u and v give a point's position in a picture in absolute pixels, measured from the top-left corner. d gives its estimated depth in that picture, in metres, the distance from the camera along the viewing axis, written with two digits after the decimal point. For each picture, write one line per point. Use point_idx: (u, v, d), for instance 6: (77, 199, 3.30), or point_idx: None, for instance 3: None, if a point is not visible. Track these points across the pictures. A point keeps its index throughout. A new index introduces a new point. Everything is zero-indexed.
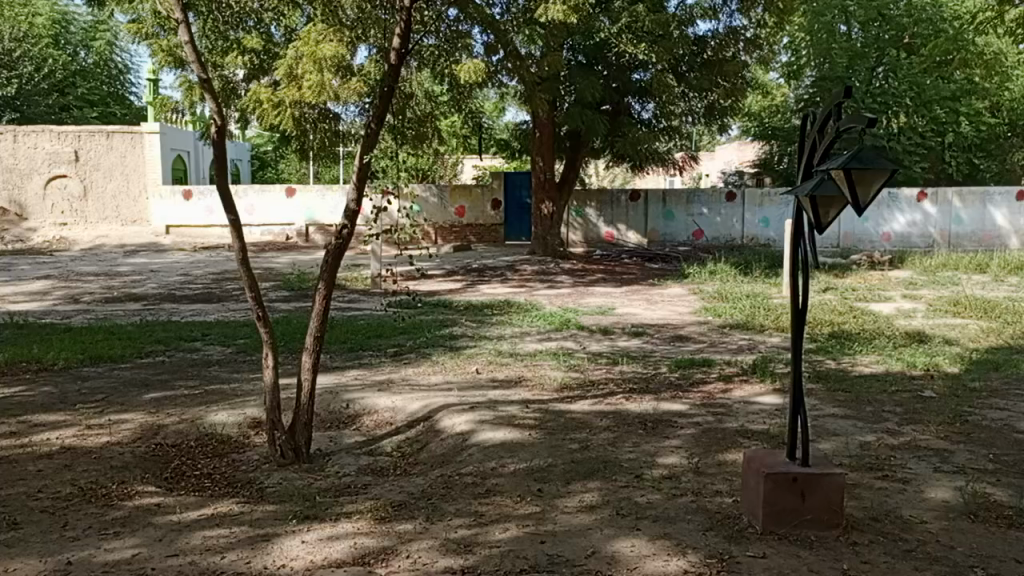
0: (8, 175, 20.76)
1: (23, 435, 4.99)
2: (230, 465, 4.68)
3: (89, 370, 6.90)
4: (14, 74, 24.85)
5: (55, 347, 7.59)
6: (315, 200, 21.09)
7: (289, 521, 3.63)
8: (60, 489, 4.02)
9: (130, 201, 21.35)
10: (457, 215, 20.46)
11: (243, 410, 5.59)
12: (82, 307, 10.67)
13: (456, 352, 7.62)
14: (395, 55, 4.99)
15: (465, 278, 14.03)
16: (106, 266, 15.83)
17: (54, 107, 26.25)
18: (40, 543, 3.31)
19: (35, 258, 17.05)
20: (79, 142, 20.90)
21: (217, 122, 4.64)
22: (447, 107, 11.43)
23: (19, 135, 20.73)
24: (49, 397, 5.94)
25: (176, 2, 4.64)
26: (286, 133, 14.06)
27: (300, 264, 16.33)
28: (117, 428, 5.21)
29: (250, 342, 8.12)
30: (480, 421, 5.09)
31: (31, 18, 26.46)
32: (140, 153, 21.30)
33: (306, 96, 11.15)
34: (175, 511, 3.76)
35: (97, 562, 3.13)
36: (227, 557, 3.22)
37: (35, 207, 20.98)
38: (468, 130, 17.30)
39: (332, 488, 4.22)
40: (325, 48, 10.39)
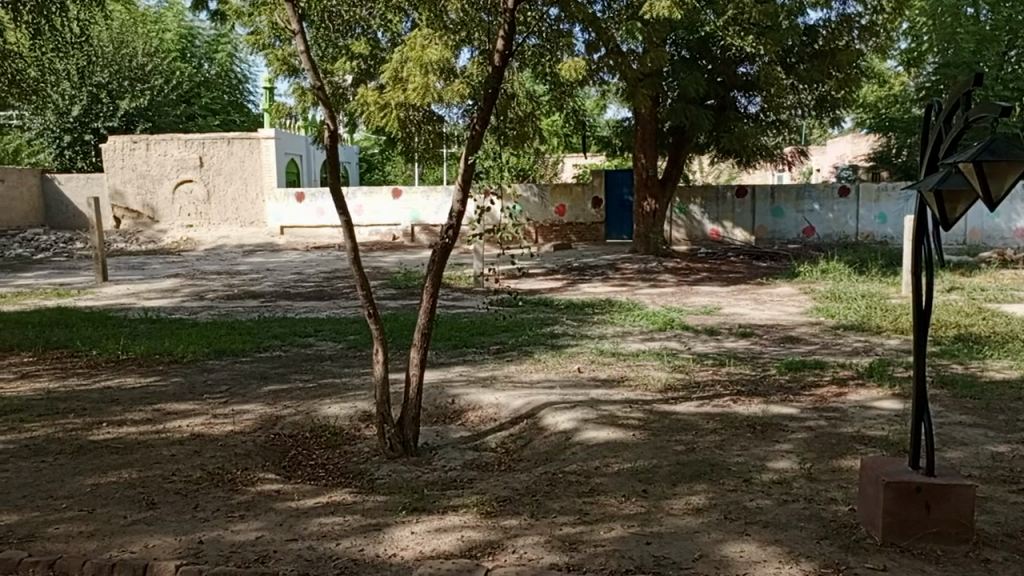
0: (142, 180, 22.49)
1: (157, 422, 5.37)
2: (343, 457, 4.87)
3: (213, 362, 7.36)
4: (146, 86, 26.53)
5: (184, 340, 8.14)
6: (420, 201, 21.64)
7: (398, 512, 3.75)
8: (191, 473, 4.31)
9: (249, 205, 22.52)
10: (558, 214, 20.48)
11: (354, 403, 5.81)
12: (208, 303, 11.39)
13: (558, 350, 7.64)
14: (499, 57, 5.04)
15: (566, 277, 14.07)
16: (227, 265, 16.77)
17: (182, 116, 27.95)
18: (175, 522, 3.56)
19: (166, 258, 18.33)
20: (203, 149, 22.31)
21: (330, 126, 4.85)
22: (547, 106, 11.54)
23: (151, 143, 22.40)
24: (180, 387, 6.38)
25: (292, 13, 4.87)
26: (392, 134, 14.47)
27: (406, 262, 16.83)
28: (241, 417, 5.54)
29: (360, 338, 8.43)
30: (583, 420, 5.09)
31: (161, 34, 28.78)
32: (257, 158, 22.41)
33: (410, 98, 11.50)
34: (294, 497, 3.97)
35: (226, 543, 3.33)
36: (341, 544, 3.35)
37: (165, 210, 22.60)
38: (570, 128, 17.32)
39: (438, 482, 4.32)
40: (431, 52, 10.66)
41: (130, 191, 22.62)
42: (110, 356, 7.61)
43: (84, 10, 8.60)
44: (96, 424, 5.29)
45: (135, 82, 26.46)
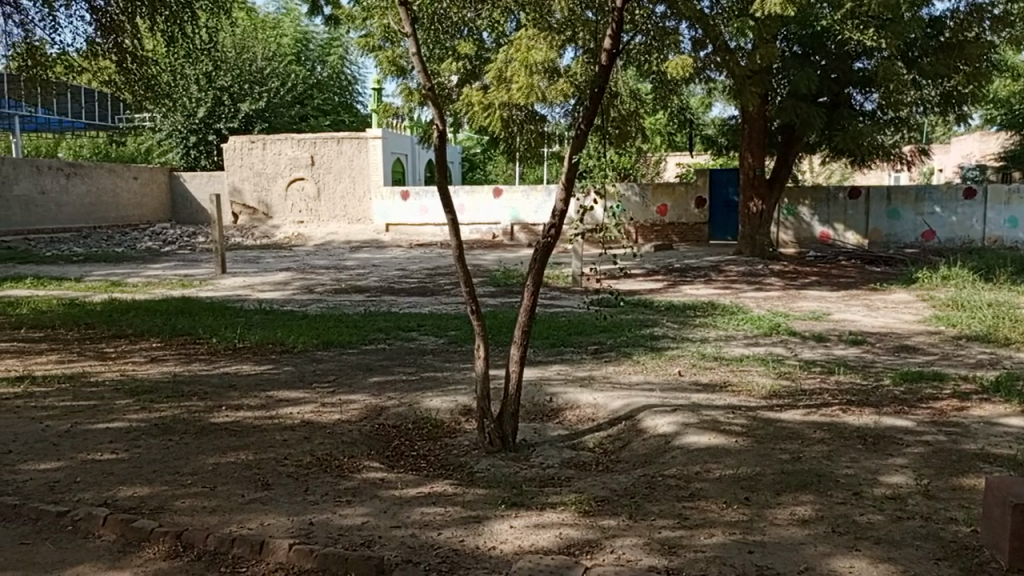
0: (259, 178, 23.77)
1: (270, 408, 5.66)
2: (444, 449, 4.99)
3: (322, 353, 7.69)
4: (264, 89, 27.96)
5: (295, 331, 8.53)
6: (520, 200, 21.79)
7: (498, 506, 3.81)
8: (302, 458, 4.52)
9: (356, 202, 23.29)
10: (660, 214, 20.21)
11: (455, 397, 5.94)
12: (317, 297, 11.88)
13: (658, 352, 7.55)
14: (606, 56, 5.01)
15: (667, 278, 13.85)
16: (335, 260, 17.43)
17: (297, 117, 29.26)
18: (287, 503, 3.75)
19: (279, 252, 19.25)
20: (315, 148, 23.27)
21: (439, 126, 4.96)
22: (651, 106, 11.40)
23: (267, 143, 23.62)
24: (291, 376, 6.70)
25: (405, 16, 4.99)
26: (495, 134, 14.64)
27: (506, 261, 17.02)
28: (348, 406, 5.77)
29: (461, 334, 8.60)
30: (684, 424, 5.01)
31: (279, 39, 30.30)
32: (365, 157, 23.12)
33: (514, 97, 11.62)
34: (397, 486, 4.10)
35: (334, 525, 3.48)
36: (442, 533, 3.44)
37: (279, 207, 23.79)
38: (675, 126, 17.03)
39: (536, 478, 4.36)
40: (537, 53, 10.74)
41: (247, 189, 23.98)
42: (228, 344, 8.08)
43: (212, 17, 9.15)
44: (216, 407, 5.64)
45: (254, 85, 27.93)
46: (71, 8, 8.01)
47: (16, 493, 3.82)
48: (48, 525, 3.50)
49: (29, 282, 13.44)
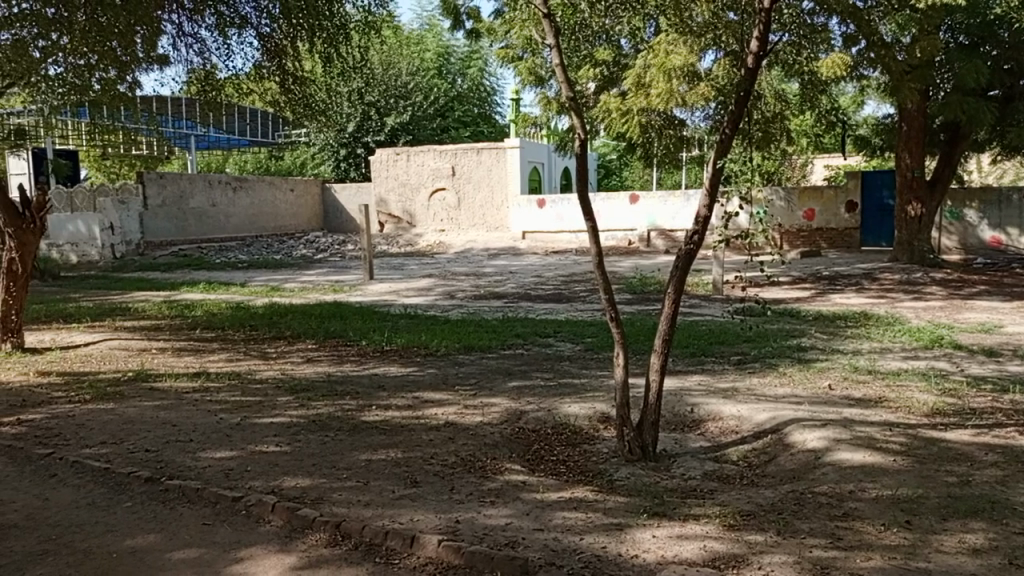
0: (403, 189, 24.84)
1: (416, 408, 5.92)
2: (583, 455, 5.00)
3: (464, 356, 7.94)
4: (408, 103, 29.32)
5: (437, 335, 8.86)
6: (658, 205, 21.47)
7: (640, 515, 3.79)
8: (447, 458, 4.69)
9: (494, 210, 23.82)
10: (807, 219, 19.29)
11: (594, 404, 5.97)
12: (457, 302, 12.26)
13: (806, 364, 7.21)
14: (752, 59, 4.87)
15: (814, 286, 13.21)
16: (474, 267, 17.91)
17: (438, 129, 30.32)
18: (434, 501, 3.90)
19: (422, 259, 20.01)
20: (455, 159, 24.03)
21: (581, 135, 4.98)
22: (797, 107, 10.96)
23: (411, 155, 24.64)
24: (435, 378, 6.97)
25: (549, 27, 5.02)
26: (632, 140, 14.54)
27: (643, 267, 16.83)
28: (489, 409, 5.92)
29: (598, 341, 8.60)
30: (835, 440, 4.77)
31: (423, 54, 31.64)
32: (503, 166, 23.63)
33: (653, 103, 11.52)
34: (539, 490, 4.16)
35: (480, 525, 3.59)
36: (585, 539, 3.47)
37: (421, 216, 24.76)
38: (823, 128, 16.22)
39: (678, 489, 4.30)
40: (676, 57, 10.60)
41: (392, 199, 25.13)
42: (377, 346, 8.52)
43: (363, 37, 9.73)
44: (367, 406, 5.96)
45: (399, 99, 29.33)
46: (242, 37, 8.71)
47: (197, 478, 4.22)
48: (225, 509, 3.84)
49: (202, 287, 14.75)
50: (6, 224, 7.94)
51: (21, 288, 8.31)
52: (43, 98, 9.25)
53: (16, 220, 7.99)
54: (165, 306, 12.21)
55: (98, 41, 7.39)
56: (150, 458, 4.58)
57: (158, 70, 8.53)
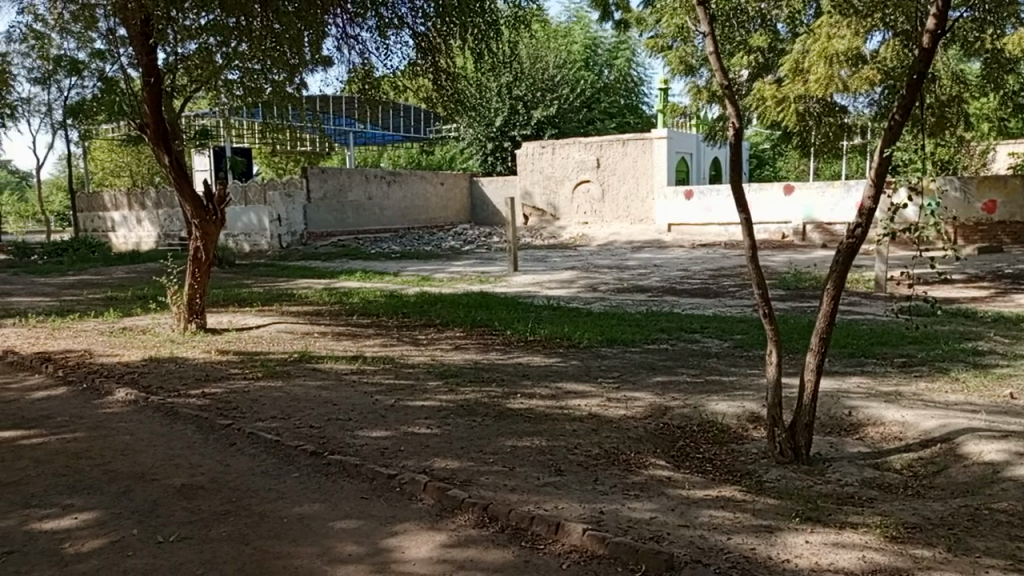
0: (548, 181, 25.09)
1: (560, 398, 5.97)
2: (730, 454, 4.85)
3: (607, 349, 7.92)
4: (554, 96, 29.50)
5: (581, 327, 8.90)
6: (814, 196, 20.37)
7: (791, 519, 3.64)
8: (591, 449, 4.71)
9: (639, 202, 23.51)
10: (986, 211, 17.66)
11: (743, 402, 5.78)
12: (600, 295, 12.22)
13: (983, 370, 6.61)
14: (929, 38, 4.41)
15: (994, 285, 12.05)
16: (618, 260, 17.75)
17: (583, 121, 30.29)
18: (578, 490, 3.94)
19: (565, 252, 20.08)
20: (601, 151, 23.95)
21: (735, 124, 4.79)
22: (977, 89, 10.06)
23: (556, 148, 24.83)
24: (578, 369, 7.01)
25: (703, 15, 4.79)
26: (787, 129, 13.88)
27: (797, 262, 16.02)
28: (633, 403, 5.88)
29: (747, 338, 8.31)
30: (1017, 454, 4.35)
31: (570, 46, 31.79)
32: (649, 158, 23.27)
33: (810, 90, 10.83)
34: (684, 486, 4.09)
35: (623, 517, 3.59)
36: (732, 539, 3.38)
37: (566, 208, 24.90)
38: (1008, 112, 14.73)
39: (834, 495, 4.08)
40: (839, 41, 9.98)
41: (537, 192, 25.39)
42: (521, 336, 8.67)
43: (514, 32, 9.94)
44: (511, 394, 6.09)
45: (546, 92, 29.55)
46: (400, 37, 9.09)
47: (356, 454, 4.49)
48: (381, 485, 4.06)
49: (359, 275, 15.62)
50: (193, 216, 8.78)
51: (204, 275, 9.13)
52: (224, 101, 10.10)
53: (202, 213, 8.82)
54: (326, 293, 13.03)
55: (272, 47, 7.93)
56: (314, 433, 4.92)
57: (323, 71, 9.08)
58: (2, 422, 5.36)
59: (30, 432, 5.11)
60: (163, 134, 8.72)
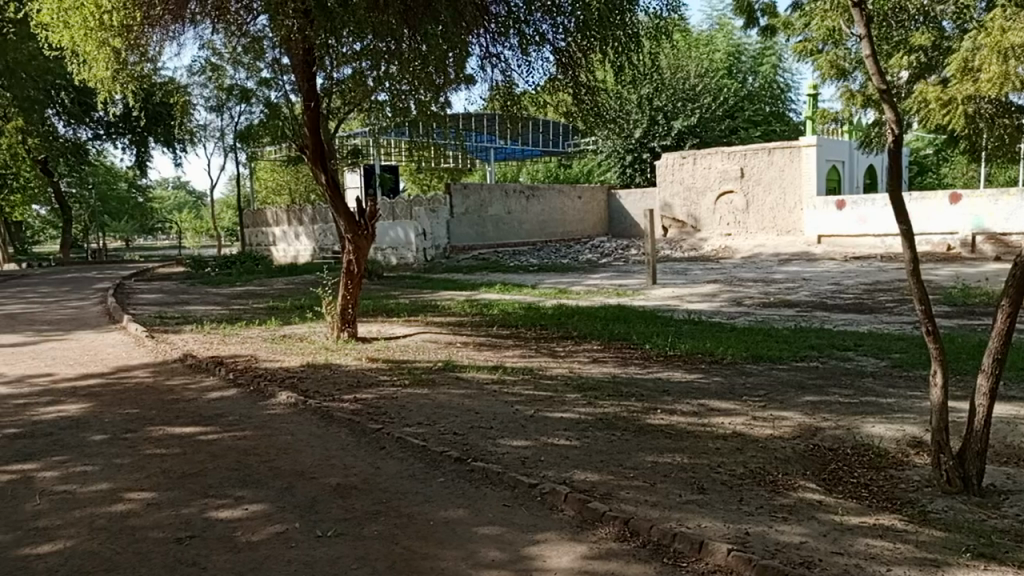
0: (689, 192, 24.71)
1: (702, 415, 5.83)
2: (889, 480, 4.53)
3: (751, 366, 7.65)
4: (696, 105, 28.89)
5: (724, 343, 8.66)
6: (985, 205, 18.66)
7: (961, 553, 3.36)
8: (735, 468, 4.56)
9: (786, 213, 22.51)
10: None
11: (902, 426, 5.42)
12: (745, 310, 11.81)
13: None
14: None
15: None
16: (763, 273, 17.10)
17: (726, 131, 29.44)
18: (722, 510, 3.83)
19: (707, 265, 19.58)
20: (745, 160, 23.22)
21: (895, 131, 4.50)
22: None
23: (698, 158, 24.38)
24: (721, 386, 6.81)
25: (859, 16, 4.53)
26: (954, 132, 12.85)
27: (966, 277, 14.75)
28: (780, 423, 5.64)
29: (907, 357, 7.76)
30: None
31: (713, 54, 31.14)
32: (797, 166, 22.23)
33: (981, 89, 10.04)
34: (838, 511, 3.89)
35: (771, 539, 3.46)
36: (893, 571, 3.17)
37: (707, 220, 24.36)
38: None
39: (1010, 531, 3.73)
40: (1014, 35, 9.15)
41: (678, 203, 25.13)
42: (661, 351, 8.54)
43: (655, 43, 9.87)
44: (652, 409, 6.02)
45: (687, 102, 29.03)
46: (540, 54, 9.25)
47: (499, 462, 4.60)
48: (523, 493, 4.14)
49: (499, 288, 15.93)
50: (347, 231, 9.35)
51: (356, 286, 9.64)
52: (374, 121, 10.67)
53: (354, 227, 9.38)
54: (468, 304, 13.43)
55: (420, 69, 8.25)
56: (457, 440, 5.09)
57: (466, 89, 9.38)
58: (183, 419, 5.92)
59: (207, 428, 5.62)
60: (321, 155, 9.36)
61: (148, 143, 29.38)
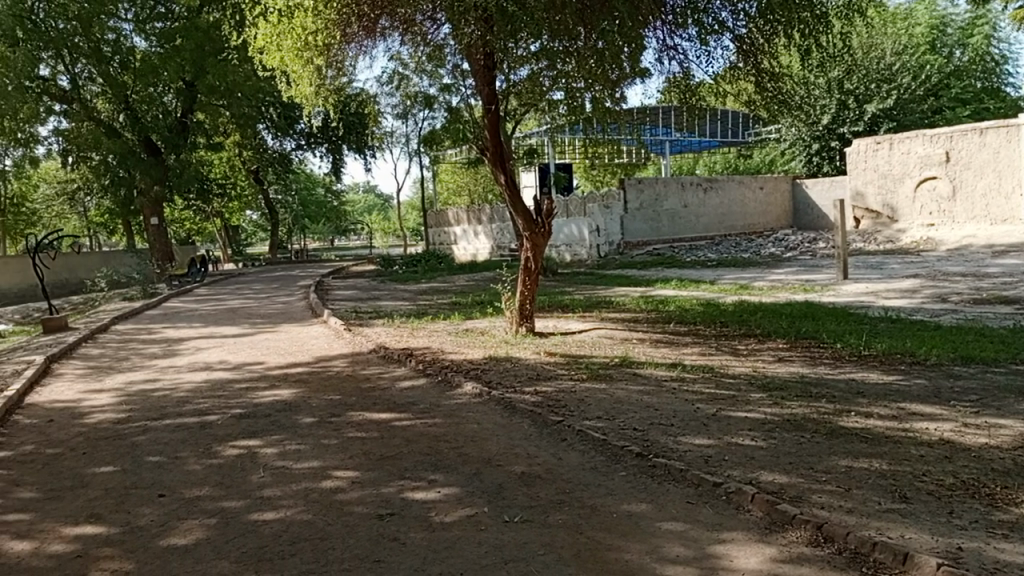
0: (884, 180, 22.93)
1: (904, 420, 5.41)
2: None
3: (961, 369, 6.97)
4: (892, 86, 26.64)
5: (927, 343, 7.96)
6: None
7: None
8: (944, 478, 4.20)
9: (1001, 200, 20.20)
10: None
11: None
12: (952, 307, 10.75)
13: None
14: None
15: None
16: (974, 266, 15.48)
17: (929, 111, 26.89)
18: (929, 521, 3.55)
19: (905, 258, 18.05)
20: (951, 142, 21.12)
21: None
22: None
23: (895, 143, 22.55)
24: (924, 390, 6.27)
25: None
26: None
27: None
28: (996, 431, 5.11)
29: None
30: None
31: (912, 29, 28.57)
32: (1015, 146, 19.86)
33: None
34: None
35: (989, 557, 3.16)
36: None
37: (906, 209, 22.47)
38: None
39: None
40: None
41: (871, 192, 23.41)
42: (853, 350, 8.01)
43: (845, 21, 9.23)
44: (845, 411, 5.67)
45: (882, 83, 26.86)
46: (721, 43, 8.95)
47: (681, 460, 4.55)
48: (707, 492, 4.08)
49: (675, 284, 15.66)
50: (524, 228, 9.59)
51: (533, 282, 9.82)
52: (550, 120, 10.86)
53: (531, 225, 9.60)
54: (643, 300, 13.32)
55: (595, 67, 8.21)
56: (638, 435, 5.09)
57: (642, 83, 9.30)
58: (380, 405, 6.40)
59: (401, 415, 6.03)
60: (500, 156, 9.66)
61: (342, 151, 31.81)
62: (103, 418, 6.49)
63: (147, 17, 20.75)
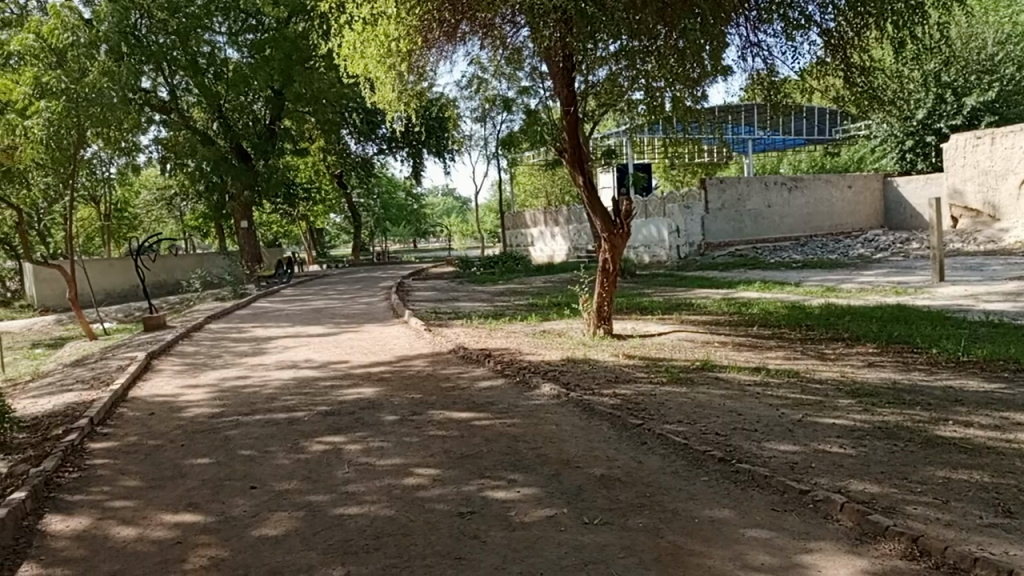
0: (985, 177, 21.68)
1: (1007, 430, 5.12)
2: None
3: None
4: (994, 77, 25.22)
5: None
6: None
7: None
8: None
9: None
10: None
11: None
12: None
13: None
14: None
15: None
16: None
17: None
18: None
19: (1008, 259, 17.05)
20: None
21: None
22: None
23: (997, 138, 21.31)
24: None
25: None
26: None
27: None
28: None
29: None
30: None
31: (1016, 16, 26.97)
32: None
33: None
34: None
35: None
36: None
37: (1009, 207, 21.16)
38: None
39: None
40: None
41: (970, 190, 22.22)
42: (951, 356, 7.63)
43: (943, 11, 8.79)
44: (942, 420, 5.40)
45: (983, 74, 25.46)
46: (808, 37, 8.69)
47: (765, 466, 4.44)
48: (793, 499, 3.97)
49: (759, 285, 15.26)
50: (602, 229, 9.55)
51: (612, 284, 9.75)
52: (629, 120, 10.76)
53: (610, 226, 9.55)
54: (725, 303, 13.04)
55: (678, 65, 8.17)
56: (720, 440, 4.99)
57: (724, 80, 9.09)
58: (460, 404, 6.49)
59: (481, 415, 6.10)
60: (578, 157, 9.61)
61: (422, 154, 32.36)
62: (198, 412, 6.81)
63: (239, 29, 21.68)
